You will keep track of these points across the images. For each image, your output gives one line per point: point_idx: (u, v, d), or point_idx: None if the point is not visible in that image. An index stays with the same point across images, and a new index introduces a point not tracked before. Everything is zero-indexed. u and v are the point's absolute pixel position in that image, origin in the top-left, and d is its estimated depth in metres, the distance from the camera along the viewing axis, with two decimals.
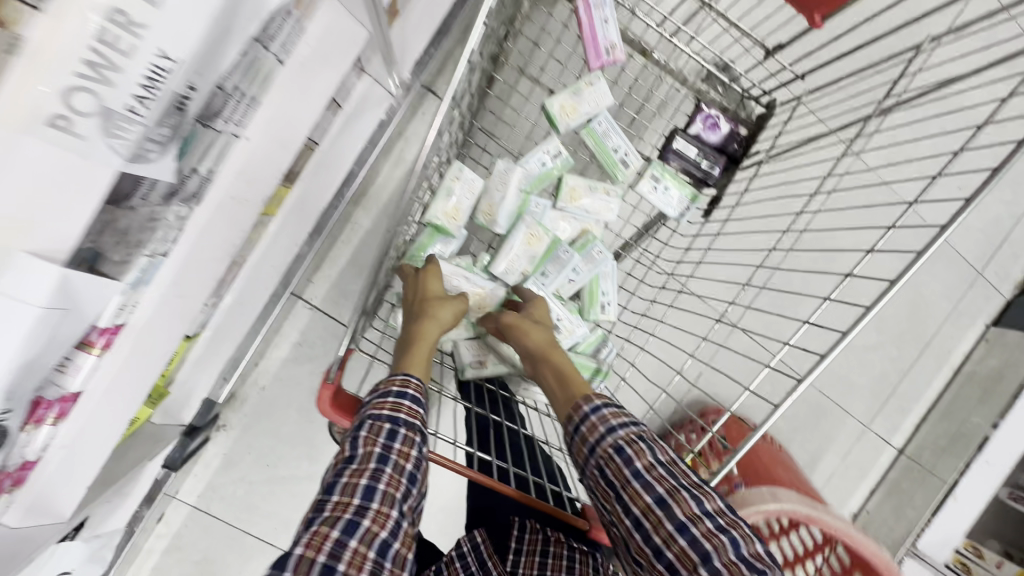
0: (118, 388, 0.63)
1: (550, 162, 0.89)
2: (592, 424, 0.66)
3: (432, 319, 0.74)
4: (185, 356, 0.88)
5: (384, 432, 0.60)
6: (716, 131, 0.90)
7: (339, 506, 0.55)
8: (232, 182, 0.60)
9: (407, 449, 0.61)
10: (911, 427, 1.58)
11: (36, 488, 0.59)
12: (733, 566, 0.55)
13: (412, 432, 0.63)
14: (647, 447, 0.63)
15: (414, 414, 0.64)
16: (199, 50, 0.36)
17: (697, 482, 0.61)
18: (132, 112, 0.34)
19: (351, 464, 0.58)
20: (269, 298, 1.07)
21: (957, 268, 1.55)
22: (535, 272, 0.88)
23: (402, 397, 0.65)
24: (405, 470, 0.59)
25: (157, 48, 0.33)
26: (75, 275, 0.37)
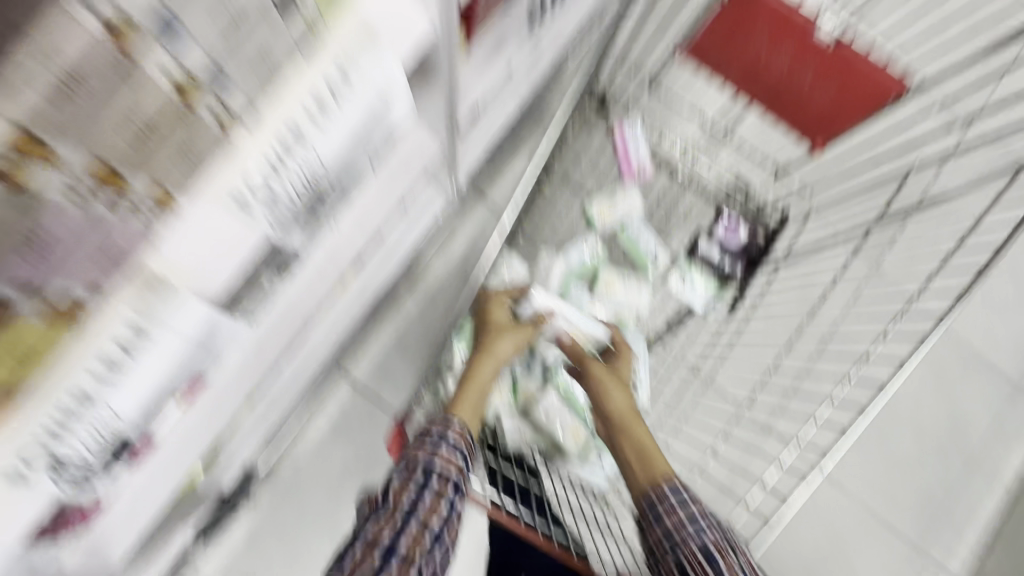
0: (189, 438, 0.68)
1: (588, 258, 1.09)
2: (674, 514, 0.69)
3: (495, 356, 0.86)
4: (239, 421, 0.94)
5: (416, 483, 0.64)
6: (736, 235, 1.03)
7: (362, 556, 0.59)
8: (321, 258, 0.71)
9: (434, 504, 0.63)
10: (970, 555, 1.46)
11: (98, 537, 0.61)
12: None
13: (443, 485, 0.65)
14: (732, 552, 0.65)
15: (449, 462, 0.67)
16: (340, 158, 0.48)
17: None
18: (286, 198, 0.45)
19: (382, 513, 0.63)
20: (318, 371, 1.14)
21: (992, 381, 1.53)
22: None
23: (440, 444, 0.68)
24: (429, 527, 0.62)
25: (316, 157, 0.45)
26: (219, 318, 0.47)
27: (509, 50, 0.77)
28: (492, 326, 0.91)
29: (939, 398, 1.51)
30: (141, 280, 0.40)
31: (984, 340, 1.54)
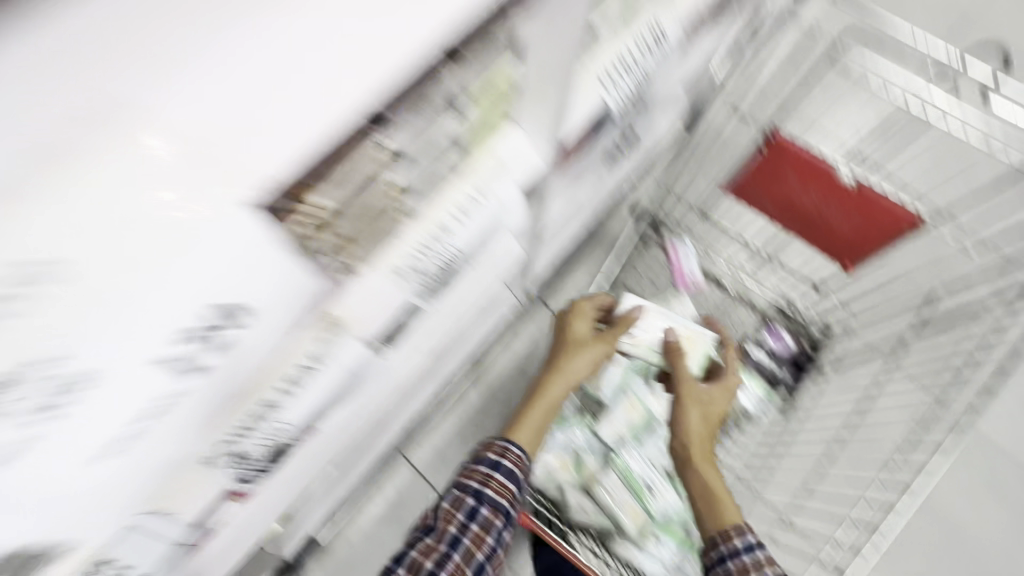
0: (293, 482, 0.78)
1: (637, 356, 1.00)
2: (743, 564, 0.67)
3: (567, 377, 0.88)
4: (317, 485, 1.03)
5: (464, 511, 0.71)
6: (780, 341, 1.11)
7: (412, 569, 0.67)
8: (422, 334, 0.85)
9: (480, 535, 0.70)
10: None
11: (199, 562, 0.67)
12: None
13: (491, 517, 0.72)
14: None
15: (500, 492, 0.73)
16: (465, 249, 0.66)
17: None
18: (427, 274, 0.62)
19: (433, 536, 0.70)
20: (386, 448, 1.23)
21: None
22: (632, 438, 0.97)
23: (492, 473, 0.74)
24: (473, 557, 0.69)
25: (453, 245, 0.63)
26: (367, 357, 0.61)
27: (586, 177, 0.95)
28: (574, 336, 0.92)
29: None
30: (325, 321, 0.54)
31: None
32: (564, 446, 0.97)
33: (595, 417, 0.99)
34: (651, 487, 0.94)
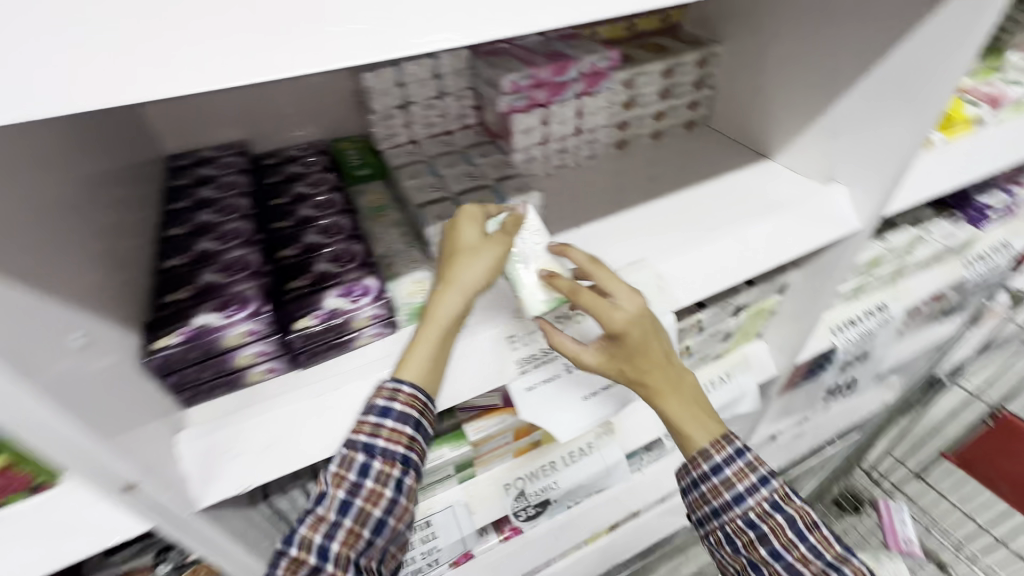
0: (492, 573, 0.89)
1: None
2: (714, 488, 0.53)
3: (458, 292, 0.47)
4: None
5: (355, 467, 0.46)
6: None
7: (295, 561, 0.44)
8: (632, 486, 0.99)
9: (379, 491, 0.47)
10: None
11: None
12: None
13: (388, 466, 0.47)
14: (787, 520, 0.51)
15: (396, 438, 0.47)
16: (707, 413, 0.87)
17: (842, 555, 0.49)
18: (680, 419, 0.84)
19: (315, 510, 0.46)
20: None
21: None
22: None
23: (386, 419, 0.46)
24: (371, 512, 0.47)
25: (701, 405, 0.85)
26: (620, 468, 0.80)
27: (800, 406, 1.10)
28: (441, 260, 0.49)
29: None
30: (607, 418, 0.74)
31: None
32: None
33: None
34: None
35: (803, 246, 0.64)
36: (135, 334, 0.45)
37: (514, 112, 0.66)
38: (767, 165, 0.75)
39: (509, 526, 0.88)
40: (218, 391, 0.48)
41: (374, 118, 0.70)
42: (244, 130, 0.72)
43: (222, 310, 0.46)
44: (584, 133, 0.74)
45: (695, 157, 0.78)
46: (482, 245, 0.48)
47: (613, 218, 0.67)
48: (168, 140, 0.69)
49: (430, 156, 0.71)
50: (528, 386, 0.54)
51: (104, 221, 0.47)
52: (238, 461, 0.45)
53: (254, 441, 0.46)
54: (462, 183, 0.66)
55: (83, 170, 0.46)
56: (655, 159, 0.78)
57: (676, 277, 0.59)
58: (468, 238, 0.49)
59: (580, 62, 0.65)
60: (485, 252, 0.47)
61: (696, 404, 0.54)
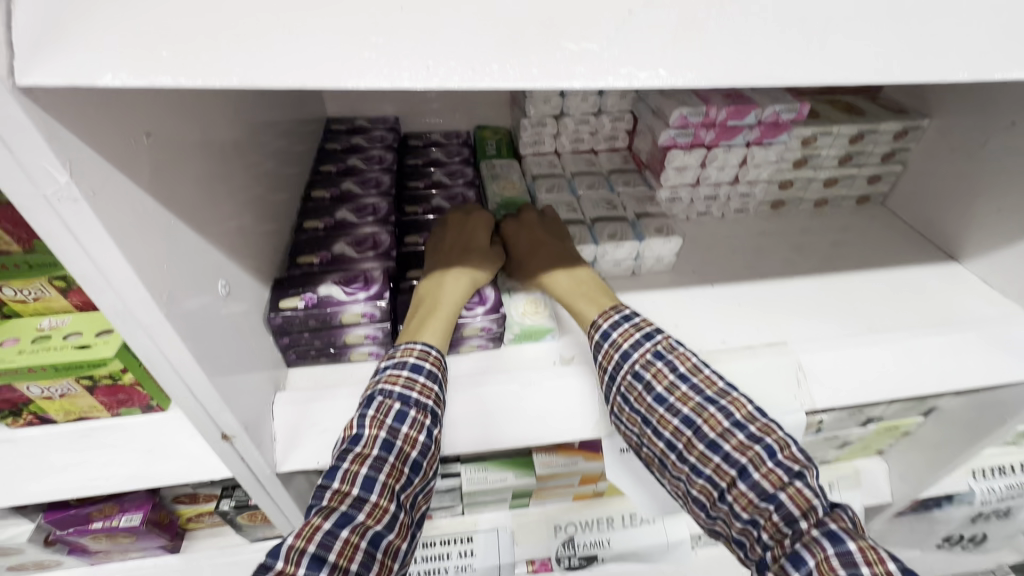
0: None
1: None
2: (605, 352, 0.47)
3: (463, 270, 0.50)
4: None
5: (393, 413, 0.41)
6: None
7: (337, 494, 0.39)
8: None
9: (416, 437, 0.42)
10: None
11: None
12: (773, 476, 0.39)
13: (424, 413, 0.43)
14: (670, 366, 0.44)
15: (428, 390, 0.43)
16: None
17: (722, 389, 0.43)
18: None
19: (353, 447, 0.40)
20: None
21: None
22: None
23: (419, 375, 0.43)
24: (410, 455, 0.41)
25: None
26: (682, 549, 0.72)
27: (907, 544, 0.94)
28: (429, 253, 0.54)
29: None
30: None
31: None
32: None
33: None
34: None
35: (989, 377, 0.52)
36: (266, 289, 0.46)
37: (674, 147, 0.61)
38: (953, 268, 0.64)
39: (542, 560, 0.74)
40: (322, 360, 0.48)
41: (524, 122, 0.68)
42: (398, 108, 0.73)
43: (346, 285, 0.47)
44: (740, 184, 0.67)
45: (863, 238, 0.68)
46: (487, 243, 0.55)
47: (754, 285, 0.60)
48: (332, 104, 0.72)
49: (569, 171, 0.68)
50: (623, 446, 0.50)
51: (262, 173, 0.49)
52: (323, 436, 0.44)
53: (342, 422, 0.44)
54: (600, 209, 0.62)
55: (259, 121, 0.48)
56: (814, 229, 0.69)
57: (820, 373, 0.50)
58: (457, 232, 0.55)
59: (763, 108, 0.58)
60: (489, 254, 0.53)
61: (585, 284, 0.51)
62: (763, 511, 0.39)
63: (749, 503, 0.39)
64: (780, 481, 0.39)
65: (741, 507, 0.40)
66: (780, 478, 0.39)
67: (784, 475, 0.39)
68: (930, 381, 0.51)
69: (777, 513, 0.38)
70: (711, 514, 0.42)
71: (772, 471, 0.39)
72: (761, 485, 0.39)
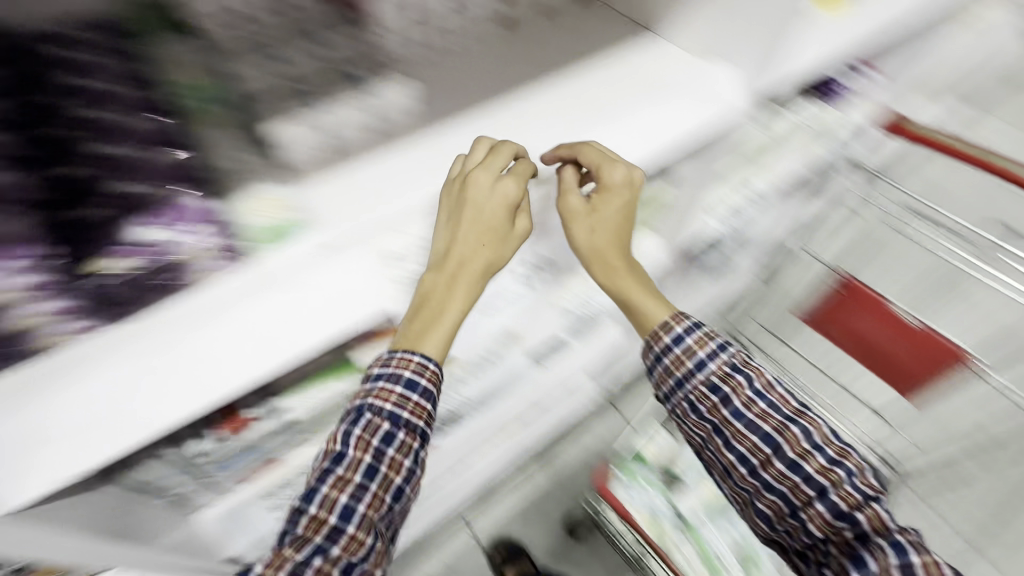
0: None
1: None
2: (678, 358, 0.61)
3: (477, 273, 0.55)
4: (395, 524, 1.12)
5: (380, 433, 0.50)
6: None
7: (314, 521, 0.47)
8: None
9: (400, 461, 0.51)
10: None
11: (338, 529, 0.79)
12: (848, 498, 0.52)
13: (410, 438, 0.52)
14: (747, 381, 0.59)
15: (416, 412, 0.52)
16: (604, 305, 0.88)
17: (800, 409, 0.58)
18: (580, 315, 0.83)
19: (335, 469, 0.49)
20: (454, 511, 1.29)
21: None
22: (706, 518, 0.96)
23: (412, 392, 0.52)
24: (391, 484, 0.51)
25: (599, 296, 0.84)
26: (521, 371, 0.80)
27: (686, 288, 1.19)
28: (446, 232, 0.55)
29: None
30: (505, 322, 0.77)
31: None
32: (645, 504, 0.97)
33: (673, 492, 1.00)
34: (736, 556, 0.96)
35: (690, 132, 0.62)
36: None
37: None
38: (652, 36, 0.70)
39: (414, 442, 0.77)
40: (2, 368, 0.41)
41: None
42: None
43: None
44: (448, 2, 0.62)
45: (577, 31, 0.71)
46: (512, 217, 0.57)
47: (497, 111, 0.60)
48: None
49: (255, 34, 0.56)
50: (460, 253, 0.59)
51: None
52: (50, 445, 0.40)
53: (68, 420, 0.41)
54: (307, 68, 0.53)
55: None
56: (534, 34, 0.69)
57: None
58: (473, 210, 0.54)
59: None
60: (509, 237, 0.57)
61: (649, 289, 0.65)
62: (835, 526, 0.53)
63: (824, 521, 0.53)
64: (858, 505, 0.53)
65: (814, 521, 0.54)
66: (855, 503, 0.53)
67: (859, 497, 0.53)
68: (643, 144, 0.60)
69: (849, 529, 0.52)
70: (782, 521, 0.57)
71: (851, 495, 0.53)
72: (837, 505, 0.53)
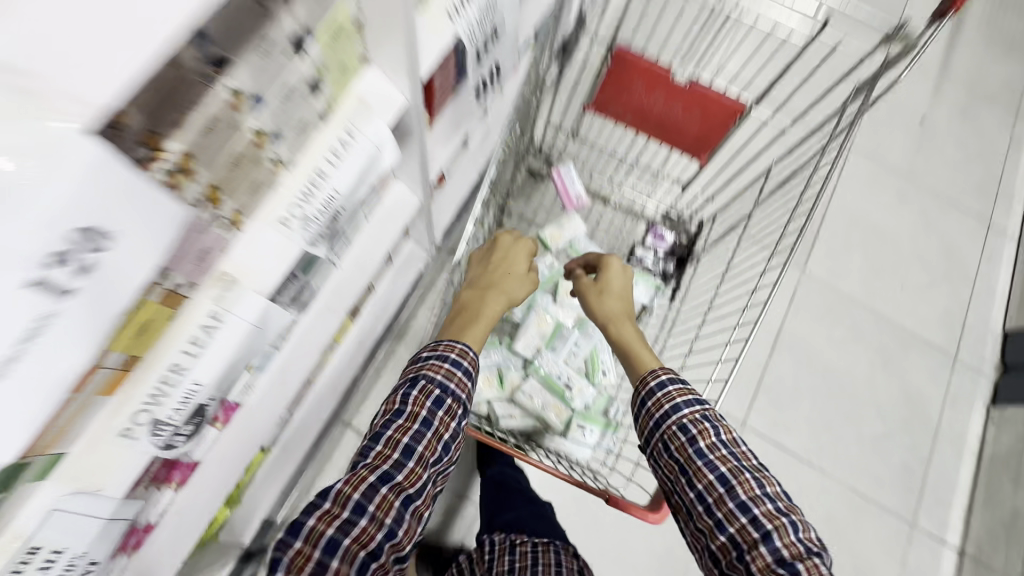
0: (218, 467, 0.86)
1: (548, 272, 1.05)
2: (659, 400, 0.75)
3: (507, 298, 0.82)
4: (257, 471, 1.08)
5: (432, 400, 0.65)
6: (663, 241, 1.12)
7: (380, 455, 0.60)
8: (325, 300, 0.95)
9: (447, 420, 0.65)
10: (961, 521, 1.53)
11: (142, 558, 0.77)
12: (790, 547, 0.61)
13: (454, 407, 0.66)
14: (712, 429, 0.71)
15: (462, 385, 0.68)
16: (349, 192, 0.68)
17: (759, 466, 0.68)
18: (315, 216, 0.64)
19: (397, 419, 0.63)
20: (325, 420, 1.26)
21: (933, 354, 1.69)
22: (546, 347, 0.97)
23: (460, 365, 0.69)
24: (441, 439, 0.64)
25: (332, 189, 0.64)
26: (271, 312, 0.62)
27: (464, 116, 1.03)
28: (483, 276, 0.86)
29: (890, 369, 1.65)
30: (218, 277, 0.57)
31: (913, 318, 1.71)
32: (489, 364, 0.94)
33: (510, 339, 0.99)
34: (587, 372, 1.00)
35: None
36: None
37: None
38: None
39: (222, 409, 0.81)
40: None
41: None
42: None
43: None
44: None
45: None
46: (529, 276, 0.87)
47: None
48: None
49: None
50: (49, 308, 0.34)
51: None
52: None
53: None
54: None
55: None
56: None
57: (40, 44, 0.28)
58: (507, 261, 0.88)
59: None
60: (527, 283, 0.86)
61: (638, 341, 0.83)
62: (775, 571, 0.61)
63: (766, 565, 0.61)
64: (801, 555, 0.61)
65: (757, 565, 0.62)
66: (800, 552, 0.61)
67: (800, 546, 0.61)
68: None
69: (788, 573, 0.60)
70: (728, 560, 0.65)
71: (793, 543, 0.61)
72: (779, 550, 0.61)
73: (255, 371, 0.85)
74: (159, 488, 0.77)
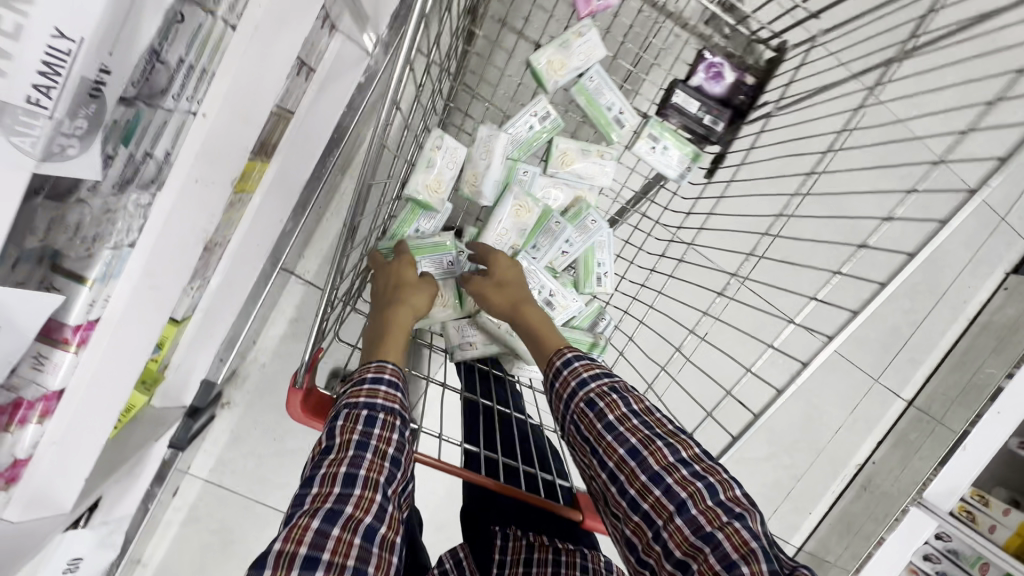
0: (108, 382, 0.63)
1: (538, 125, 0.78)
2: (565, 378, 0.65)
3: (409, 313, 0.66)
4: (177, 341, 0.88)
5: (362, 419, 0.48)
6: (718, 83, 0.78)
7: (319, 495, 0.43)
8: (196, 166, 0.58)
9: (388, 434, 0.48)
10: (922, 378, 1.55)
11: (31, 487, 0.61)
12: (710, 515, 0.53)
13: (393, 416, 0.50)
14: (621, 398, 0.62)
15: (392, 398, 0.51)
16: (106, 26, 0.31)
17: (673, 431, 0.60)
18: (36, 104, 0.29)
19: (327, 454, 0.46)
20: (259, 277, 1.04)
21: (979, 214, 1.46)
22: (525, 246, 0.79)
23: (381, 380, 0.52)
24: (388, 455, 0.47)
25: (51, 26, 0.28)
26: None
27: None
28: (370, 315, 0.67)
29: None
30: None
31: None
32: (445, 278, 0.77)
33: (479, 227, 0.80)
34: (574, 274, 0.83)
35: None
36: None
37: None
38: None
39: (69, 332, 0.53)
40: None
41: None
42: None
43: None
44: None
45: None
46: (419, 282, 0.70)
47: None
48: None
49: None
50: None
51: None
52: None
53: None
54: None
55: None
56: None
57: None
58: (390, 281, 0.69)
59: None
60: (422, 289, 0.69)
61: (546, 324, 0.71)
62: (697, 550, 0.52)
63: (686, 541, 0.53)
64: (719, 520, 0.53)
65: (677, 542, 0.53)
66: (719, 517, 0.53)
67: (721, 514, 0.53)
68: None
69: (711, 550, 0.51)
70: (646, 545, 0.55)
71: (711, 509, 0.53)
72: (695, 519, 0.53)
73: (105, 282, 0.54)
74: (8, 434, 0.55)
